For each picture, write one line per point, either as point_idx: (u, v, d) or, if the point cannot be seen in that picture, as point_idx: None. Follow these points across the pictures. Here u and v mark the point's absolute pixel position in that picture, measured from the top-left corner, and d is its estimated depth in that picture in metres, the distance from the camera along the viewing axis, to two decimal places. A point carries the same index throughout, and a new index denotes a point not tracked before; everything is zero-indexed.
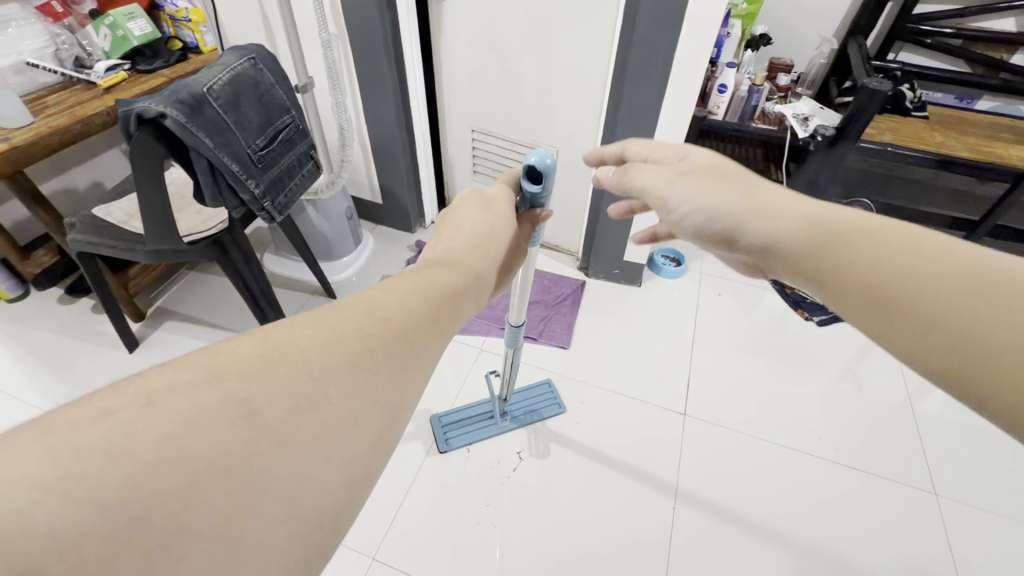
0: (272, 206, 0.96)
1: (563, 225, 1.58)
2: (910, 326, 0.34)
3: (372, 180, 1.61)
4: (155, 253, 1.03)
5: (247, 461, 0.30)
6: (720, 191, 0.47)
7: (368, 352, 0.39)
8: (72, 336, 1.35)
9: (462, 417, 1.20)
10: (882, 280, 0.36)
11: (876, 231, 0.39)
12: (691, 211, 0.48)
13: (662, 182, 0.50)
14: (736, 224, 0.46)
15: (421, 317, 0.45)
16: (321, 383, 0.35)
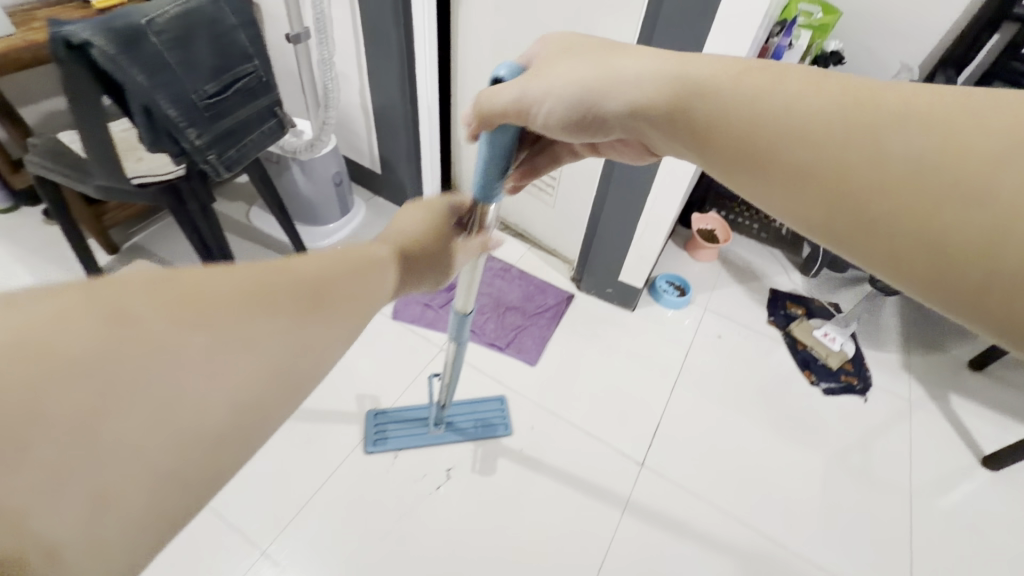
0: (218, 159, 0.87)
1: (562, 229, 1.44)
2: (775, 171, 0.35)
3: (372, 149, 1.52)
4: (103, 188, 0.96)
5: (127, 380, 0.25)
6: (590, 66, 0.45)
7: (290, 295, 0.33)
8: (47, 259, 1.35)
9: (400, 418, 1.12)
10: (757, 140, 0.36)
11: (734, 75, 0.38)
12: (554, 103, 0.46)
13: (522, 90, 0.47)
14: (596, 103, 0.45)
15: (344, 273, 0.38)
16: (216, 314, 0.29)
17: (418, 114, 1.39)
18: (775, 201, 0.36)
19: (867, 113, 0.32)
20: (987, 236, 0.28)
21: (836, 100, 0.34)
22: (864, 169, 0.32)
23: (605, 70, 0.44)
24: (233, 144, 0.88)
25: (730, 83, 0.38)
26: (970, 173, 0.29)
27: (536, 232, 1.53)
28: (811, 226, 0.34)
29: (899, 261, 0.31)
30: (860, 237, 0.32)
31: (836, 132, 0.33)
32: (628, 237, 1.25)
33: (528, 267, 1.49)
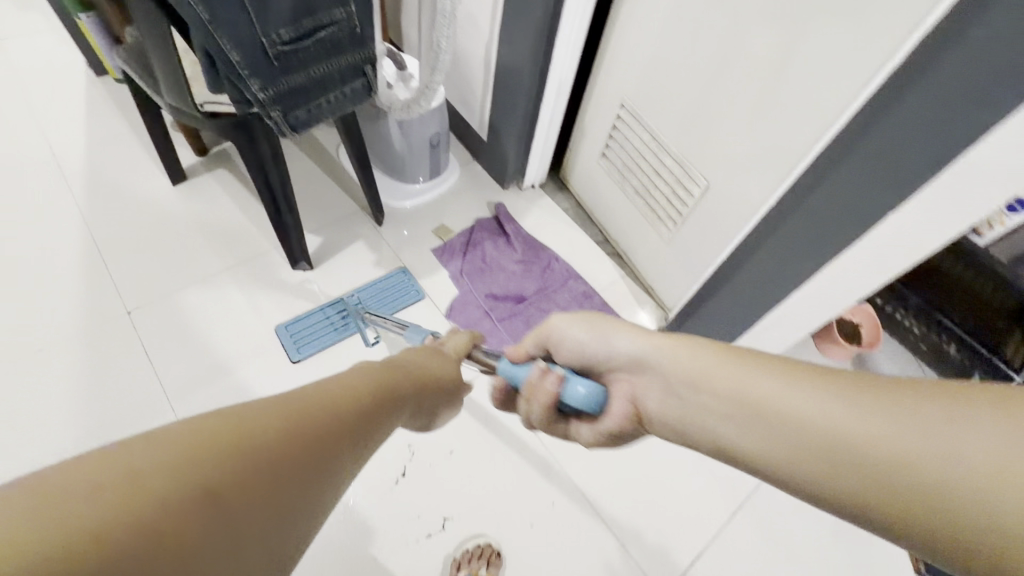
0: (281, 117, 0.72)
1: (671, 271, 1.21)
2: (752, 418, 0.40)
3: (482, 110, 1.31)
4: (173, 108, 0.87)
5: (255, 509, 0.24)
6: (614, 325, 0.54)
7: (278, 433, 0.26)
8: (142, 141, 1.32)
9: (311, 323, 1.13)
10: (739, 405, 0.41)
11: (712, 353, 0.45)
12: (589, 333, 0.56)
13: (571, 324, 0.57)
14: (620, 345, 0.53)
15: (329, 398, 0.32)
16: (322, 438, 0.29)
17: (545, 87, 1.17)
18: (772, 457, 0.39)
19: (824, 383, 0.37)
20: (917, 486, 0.32)
21: (817, 399, 0.37)
22: (816, 424, 0.36)
23: (606, 326, 0.55)
24: (304, 102, 0.73)
25: (694, 356, 0.46)
26: (902, 442, 0.32)
27: (639, 262, 1.29)
28: (816, 483, 0.36)
29: (903, 516, 0.32)
30: (855, 486, 0.34)
31: (788, 401, 0.38)
32: (747, 323, 0.98)
33: (615, 300, 1.27)
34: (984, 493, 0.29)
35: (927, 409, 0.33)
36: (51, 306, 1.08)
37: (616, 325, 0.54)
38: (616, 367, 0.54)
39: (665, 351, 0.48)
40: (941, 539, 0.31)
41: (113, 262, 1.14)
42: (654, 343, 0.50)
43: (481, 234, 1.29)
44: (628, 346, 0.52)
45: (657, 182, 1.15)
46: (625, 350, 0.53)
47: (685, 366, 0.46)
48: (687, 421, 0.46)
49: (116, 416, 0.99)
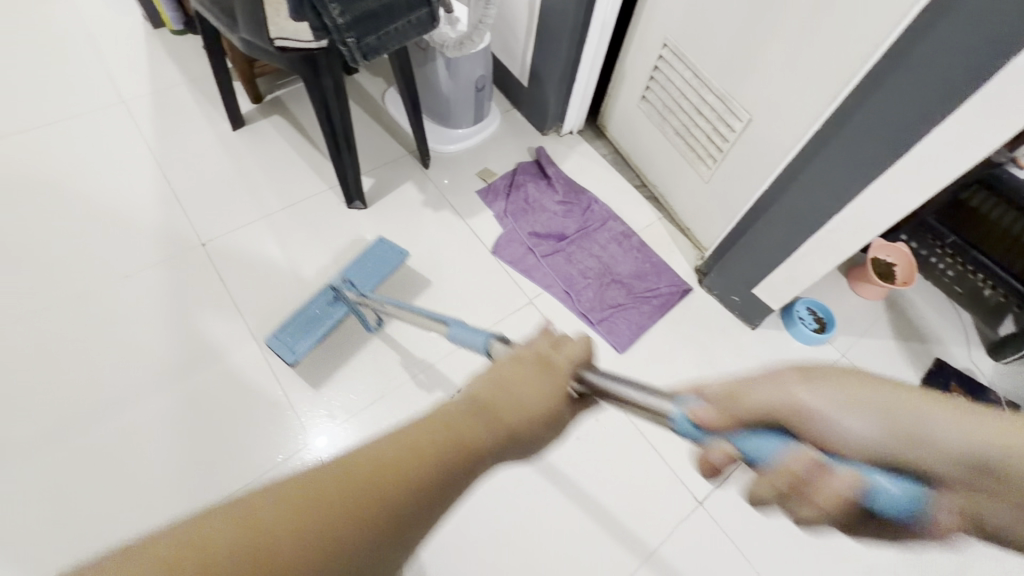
0: (355, 44, 0.77)
1: (709, 210, 1.24)
2: (983, 479, 0.31)
3: (523, 55, 1.34)
4: (247, 43, 0.93)
5: (321, 530, 0.31)
6: (888, 402, 0.34)
7: (339, 476, 0.33)
8: (201, 90, 1.40)
9: (299, 323, 1.04)
10: (978, 472, 0.31)
11: (942, 403, 0.33)
12: (861, 416, 0.34)
13: (819, 396, 0.35)
14: (903, 431, 0.33)
15: (393, 464, 0.34)
16: (395, 477, 0.34)
17: (588, 29, 1.20)
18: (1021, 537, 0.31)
19: None
20: None
21: None
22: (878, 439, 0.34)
23: (895, 402, 0.34)
24: (375, 31, 0.78)
25: (942, 416, 0.32)
26: None
27: (677, 203, 1.33)
28: None
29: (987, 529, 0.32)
30: None
31: None
32: (784, 251, 1.02)
33: (652, 240, 1.31)
34: None
35: None
36: (130, 239, 1.17)
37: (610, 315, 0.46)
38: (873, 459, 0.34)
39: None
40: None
41: (185, 200, 1.23)
42: (963, 430, 0.32)
43: (523, 177, 1.35)
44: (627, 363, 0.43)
45: (698, 121, 1.17)
46: (936, 448, 0.32)
47: (916, 427, 0.33)
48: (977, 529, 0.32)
49: (198, 336, 1.09)
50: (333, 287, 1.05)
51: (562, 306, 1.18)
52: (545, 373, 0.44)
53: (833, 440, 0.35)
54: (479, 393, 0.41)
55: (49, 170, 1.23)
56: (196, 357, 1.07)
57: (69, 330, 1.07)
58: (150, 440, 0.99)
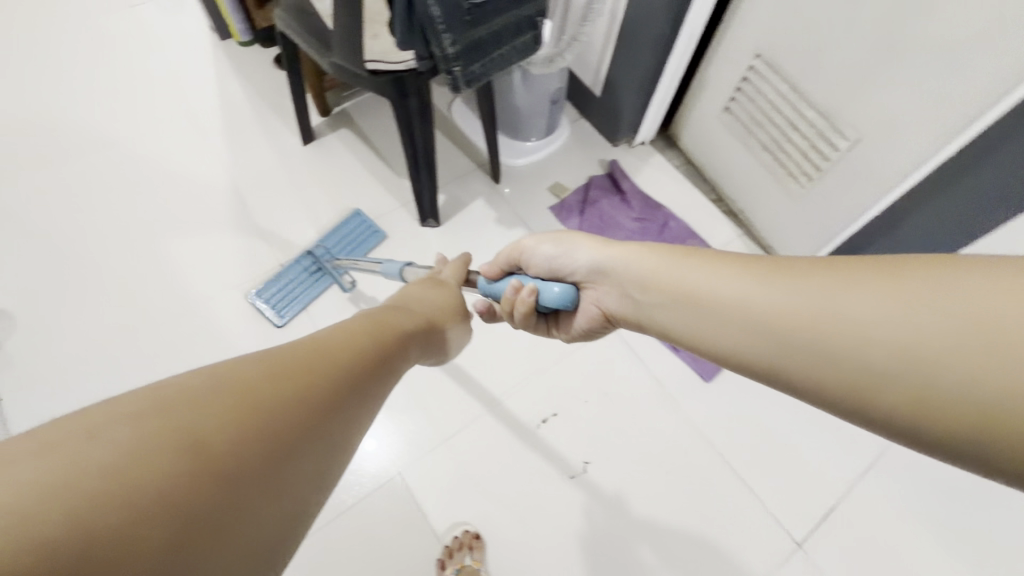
0: (462, 73, 0.74)
1: (798, 230, 1.18)
2: (764, 326, 0.38)
3: (598, 66, 1.28)
4: (337, 67, 0.91)
5: (272, 408, 0.30)
6: (664, 261, 0.46)
7: (274, 363, 0.33)
8: (269, 103, 1.38)
9: (284, 288, 1.13)
10: (740, 307, 0.40)
11: (745, 268, 0.41)
12: (623, 270, 0.50)
13: (595, 259, 0.54)
14: (675, 281, 0.45)
15: (320, 355, 0.36)
16: (324, 364, 0.36)
17: (675, 40, 1.14)
18: (789, 371, 0.37)
19: (859, 278, 0.35)
20: (937, 368, 0.30)
21: (873, 293, 0.34)
22: (688, 278, 0.44)
23: (655, 254, 0.48)
24: (482, 58, 0.75)
25: (730, 275, 0.41)
26: (871, 311, 0.33)
27: (759, 220, 1.27)
28: (863, 396, 0.33)
29: (927, 395, 0.31)
30: (874, 378, 0.33)
31: (855, 308, 0.34)
32: None
33: None
34: (1003, 359, 0.28)
35: (971, 288, 0.30)
36: (210, 259, 1.17)
37: (578, 237, 0.56)
38: (660, 308, 0.46)
39: (614, 255, 0.51)
40: (1012, 449, 0.28)
41: (259, 219, 1.22)
42: (696, 266, 0.44)
43: (597, 192, 1.30)
44: (597, 252, 0.53)
45: (790, 136, 1.11)
46: (667, 278, 0.46)
47: (703, 286, 0.42)
48: (741, 356, 0.40)
49: None
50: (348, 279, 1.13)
51: None
52: (429, 312, 0.61)
53: (535, 262, 0.61)
54: (367, 322, 0.47)
55: (129, 188, 1.24)
56: None
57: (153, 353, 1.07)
58: None
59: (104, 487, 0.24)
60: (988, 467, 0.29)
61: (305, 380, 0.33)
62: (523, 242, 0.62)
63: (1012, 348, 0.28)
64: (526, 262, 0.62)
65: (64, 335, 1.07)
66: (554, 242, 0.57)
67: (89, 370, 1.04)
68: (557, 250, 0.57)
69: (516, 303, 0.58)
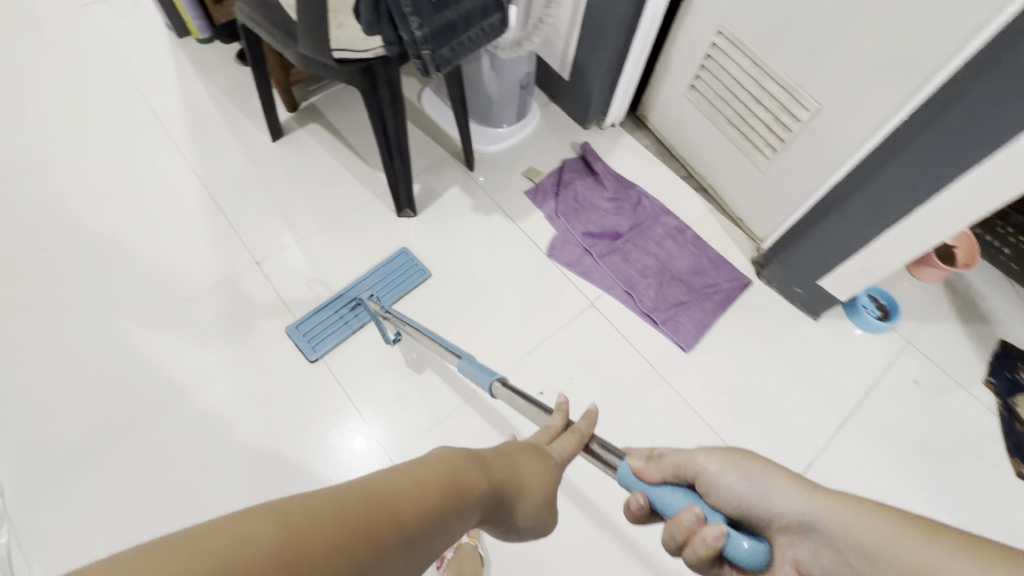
0: (431, 56, 0.74)
1: (765, 201, 1.22)
2: None
3: (565, 50, 1.30)
4: (304, 58, 0.90)
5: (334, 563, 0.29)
6: (831, 507, 0.41)
7: (356, 503, 0.33)
8: (234, 100, 1.36)
9: (321, 320, 1.10)
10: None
11: (920, 533, 0.37)
12: (779, 499, 0.44)
13: (745, 479, 0.46)
14: (840, 534, 0.40)
15: (398, 507, 0.35)
16: (399, 511, 0.35)
17: (638, 20, 1.16)
18: None
19: None
20: None
21: None
22: (864, 541, 0.39)
23: (829, 496, 0.42)
24: (451, 42, 0.75)
25: (901, 538, 0.38)
26: None
27: (729, 194, 1.31)
28: None
29: None
30: None
31: None
32: (858, 244, 1.00)
33: (707, 234, 1.29)
34: None
35: None
36: (186, 263, 1.15)
37: (777, 474, 0.45)
38: (813, 553, 0.42)
39: (828, 512, 0.41)
40: None
41: (234, 219, 1.21)
42: (865, 520, 0.40)
43: (570, 174, 1.32)
44: (797, 502, 0.43)
45: (756, 111, 1.14)
46: (838, 532, 0.41)
47: (869, 544, 0.39)
48: None
49: (263, 359, 1.07)
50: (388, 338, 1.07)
51: (624, 307, 1.16)
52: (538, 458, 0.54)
53: (714, 492, 0.47)
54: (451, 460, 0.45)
55: (98, 196, 1.21)
56: (263, 381, 1.05)
57: (132, 360, 1.05)
58: (225, 469, 0.98)
59: None
60: None
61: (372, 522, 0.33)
62: (698, 457, 0.48)
63: None
64: (698, 486, 0.48)
65: (40, 348, 1.04)
66: (740, 472, 0.46)
67: (69, 383, 1.02)
68: (743, 486, 0.46)
69: (695, 539, 0.41)
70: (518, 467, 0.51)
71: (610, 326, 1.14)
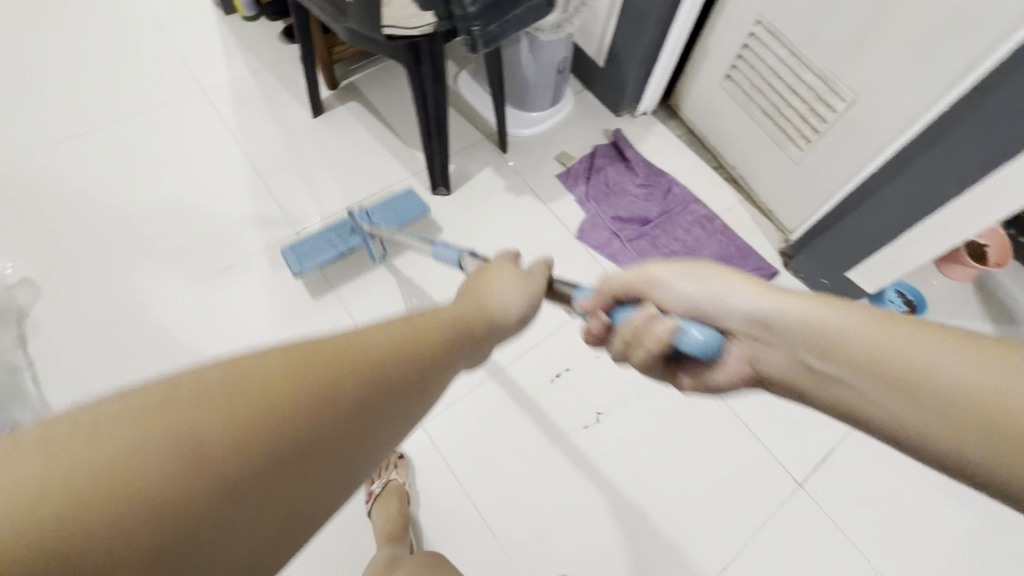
0: (480, 32, 0.77)
1: (797, 193, 1.22)
2: (880, 373, 0.37)
3: (602, 38, 1.32)
4: (354, 31, 0.93)
5: (264, 421, 0.26)
6: (782, 298, 0.43)
7: (298, 356, 0.29)
8: (277, 77, 1.40)
9: (312, 243, 1.10)
10: (871, 356, 0.37)
11: (867, 312, 0.39)
12: (733, 306, 0.46)
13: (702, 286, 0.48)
14: (784, 318, 0.42)
15: (352, 355, 0.31)
16: (354, 360, 0.31)
17: (678, 8, 1.17)
18: (886, 412, 0.37)
19: (988, 347, 0.33)
20: None
21: (981, 353, 0.33)
22: (812, 324, 0.40)
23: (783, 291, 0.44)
24: (500, 20, 0.78)
25: (852, 321, 0.39)
26: (979, 371, 0.33)
27: (760, 185, 1.31)
28: (952, 443, 0.33)
29: (1003, 457, 0.31)
30: (978, 440, 0.32)
31: (963, 364, 0.33)
32: (890, 236, 1.01)
33: (736, 224, 1.30)
34: None
35: None
36: (228, 230, 1.20)
37: (730, 278, 0.47)
38: (758, 345, 0.44)
39: (771, 301, 0.43)
40: None
41: (275, 190, 1.25)
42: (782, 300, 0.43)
43: (601, 160, 1.34)
44: (753, 301, 0.44)
45: (792, 101, 1.15)
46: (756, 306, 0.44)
47: (811, 321, 0.41)
48: (844, 395, 0.39)
49: (301, 323, 1.12)
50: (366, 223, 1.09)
51: None
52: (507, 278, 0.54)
53: (669, 300, 0.49)
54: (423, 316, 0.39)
55: (147, 162, 1.26)
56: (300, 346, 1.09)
57: (176, 320, 1.10)
58: None
59: (80, 490, 0.22)
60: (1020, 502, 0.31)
61: (317, 376, 0.28)
62: (653, 270, 0.50)
63: None
64: (645, 296, 0.50)
65: (91, 305, 1.10)
66: (701, 276, 0.48)
67: (118, 337, 1.07)
68: (700, 292, 0.48)
69: (642, 335, 0.46)
70: (495, 293, 0.51)
71: None
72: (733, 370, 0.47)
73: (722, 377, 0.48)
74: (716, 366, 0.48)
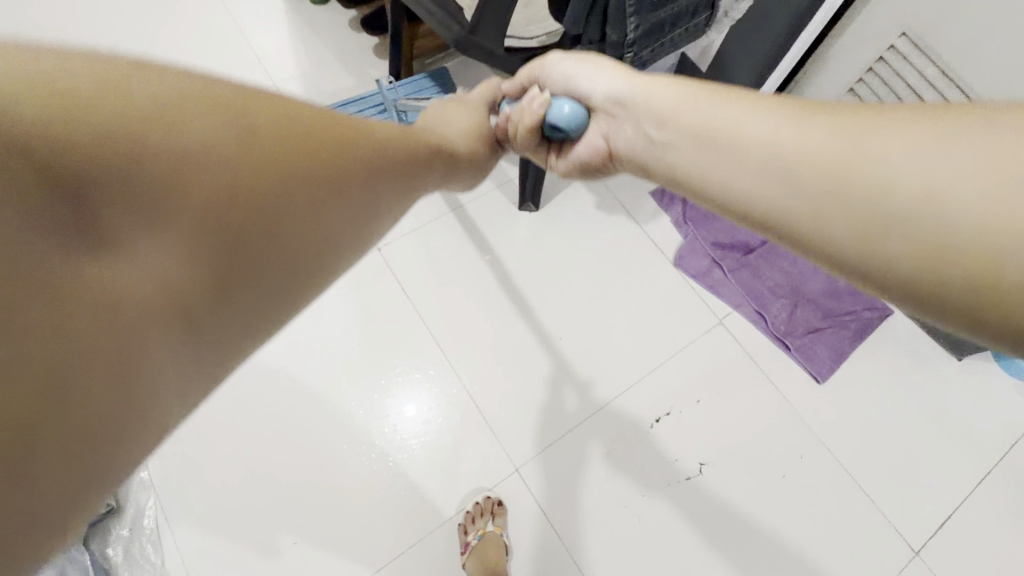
0: (633, 59, 0.67)
1: None
2: (766, 162, 0.37)
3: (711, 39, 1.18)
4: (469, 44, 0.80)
5: (232, 147, 0.29)
6: (695, 105, 0.44)
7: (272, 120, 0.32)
8: (349, 70, 1.30)
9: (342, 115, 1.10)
10: (762, 149, 0.37)
11: (787, 107, 0.38)
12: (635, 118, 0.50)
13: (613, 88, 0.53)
14: (681, 121, 0.44)
15: (313, 133, 0.34)
16: (318, 143, 0.34)
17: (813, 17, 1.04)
18: (760, 204, 0.37)
19: (888, 117, 0.32)
20: (926, 210, 0.29)
21: (846, 129, 0.34)
22: (704, 121, 0.42)
23: (690, 89, 0.46)
24: (656, 44, 0.68)
25: (760, 114, 0.39)
26: (864, 149, 0.32)
27: None
28: (817, 228, 0.34)
29: (862, 236, 0.31)
30: (839, 222, 0.32)
31: (890, 154, 0.31)
32: None
33: None
34: (980, 225, 0.27)
35: (1001, 125, 0.29)
36: None
37: (606, 64, 0.55)
38: (653, 150, 0.47)
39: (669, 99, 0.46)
40: (958, 297, 0.28)
41: None
42: (700, 104, 0.44)
43: None
44: (660, 109, 0.47)
45: None
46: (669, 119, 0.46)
47: (716, 129, 0.41)
48: (725, 191, 0.40)
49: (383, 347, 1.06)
50: (391, 87, 1.10)
51: (754, 329, 1.10)
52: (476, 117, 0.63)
53: (546, 80, 0.60)
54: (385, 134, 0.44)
55: None
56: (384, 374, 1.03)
57: None
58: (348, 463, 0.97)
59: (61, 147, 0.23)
60: (894, 290, 0.31)
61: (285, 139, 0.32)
62: (545, 58, 0.61)
63: (993, 178, 0.27)
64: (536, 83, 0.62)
65: None
66: (578, 60, 0.57)
67: None
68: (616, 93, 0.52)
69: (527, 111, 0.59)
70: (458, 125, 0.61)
71: (738, 348, 1.08)
72: (598, 147, 0.56)
73: (593, 160, 0.58)
74: (580, 137, 0.58)
